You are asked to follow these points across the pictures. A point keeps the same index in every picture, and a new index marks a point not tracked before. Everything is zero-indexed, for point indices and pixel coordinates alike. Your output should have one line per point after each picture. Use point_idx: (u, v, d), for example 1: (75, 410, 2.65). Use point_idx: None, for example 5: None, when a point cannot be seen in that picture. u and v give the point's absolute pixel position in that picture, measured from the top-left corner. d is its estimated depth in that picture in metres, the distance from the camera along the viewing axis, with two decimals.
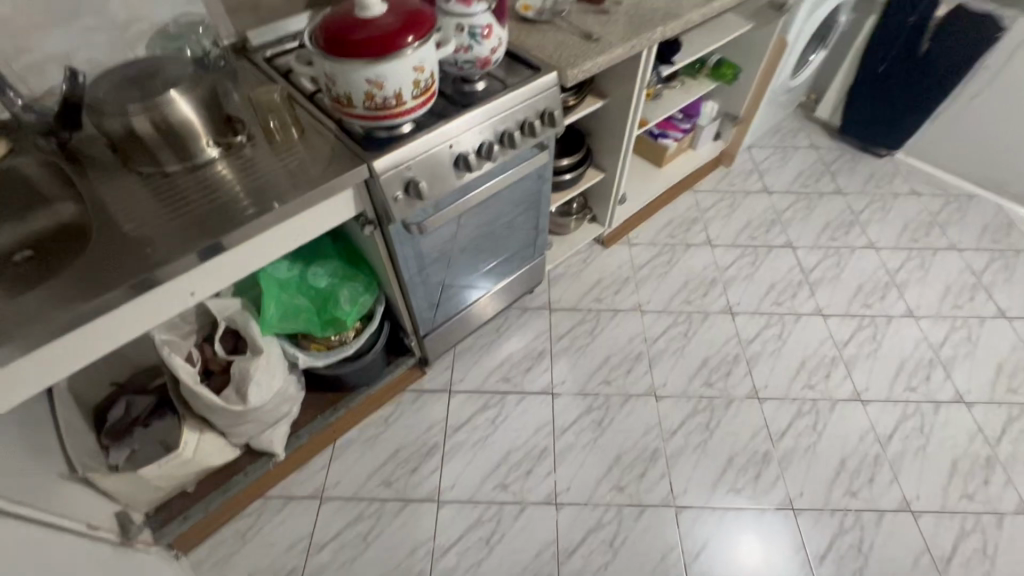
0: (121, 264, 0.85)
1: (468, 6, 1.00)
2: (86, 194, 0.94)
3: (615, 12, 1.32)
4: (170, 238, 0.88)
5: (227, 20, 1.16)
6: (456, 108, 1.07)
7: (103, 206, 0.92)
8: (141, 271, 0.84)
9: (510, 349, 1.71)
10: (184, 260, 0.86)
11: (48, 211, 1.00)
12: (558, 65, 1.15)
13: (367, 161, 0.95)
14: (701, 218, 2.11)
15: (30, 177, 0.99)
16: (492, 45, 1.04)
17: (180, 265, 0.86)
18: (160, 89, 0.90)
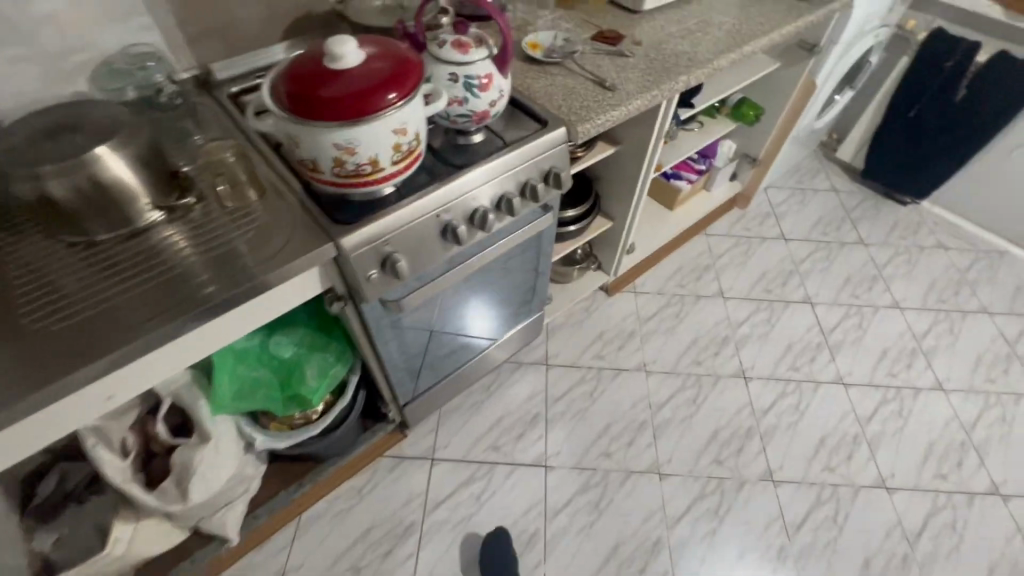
0: (25, 367, 0.69)
1: (464, 54, 0.85)
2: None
3: (633, 55, 1.17)
4: (93, 332, 0.72)
5: (186, 50, 1.01)
6: (447, 168, 0.92)
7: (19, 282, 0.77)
8: (50, 376, 0.68)
9: (501, 410, 1.55)
10: (105, 363, 0.70)
11: None
12: (567, 119, 1.00)
13: (336, 238, 0.80)
14: (713, 265, 1.96)
15: None
16: (492, 98, 0.89)
17: (100, 367, 0.70)
18: (82, 145, 0.73)
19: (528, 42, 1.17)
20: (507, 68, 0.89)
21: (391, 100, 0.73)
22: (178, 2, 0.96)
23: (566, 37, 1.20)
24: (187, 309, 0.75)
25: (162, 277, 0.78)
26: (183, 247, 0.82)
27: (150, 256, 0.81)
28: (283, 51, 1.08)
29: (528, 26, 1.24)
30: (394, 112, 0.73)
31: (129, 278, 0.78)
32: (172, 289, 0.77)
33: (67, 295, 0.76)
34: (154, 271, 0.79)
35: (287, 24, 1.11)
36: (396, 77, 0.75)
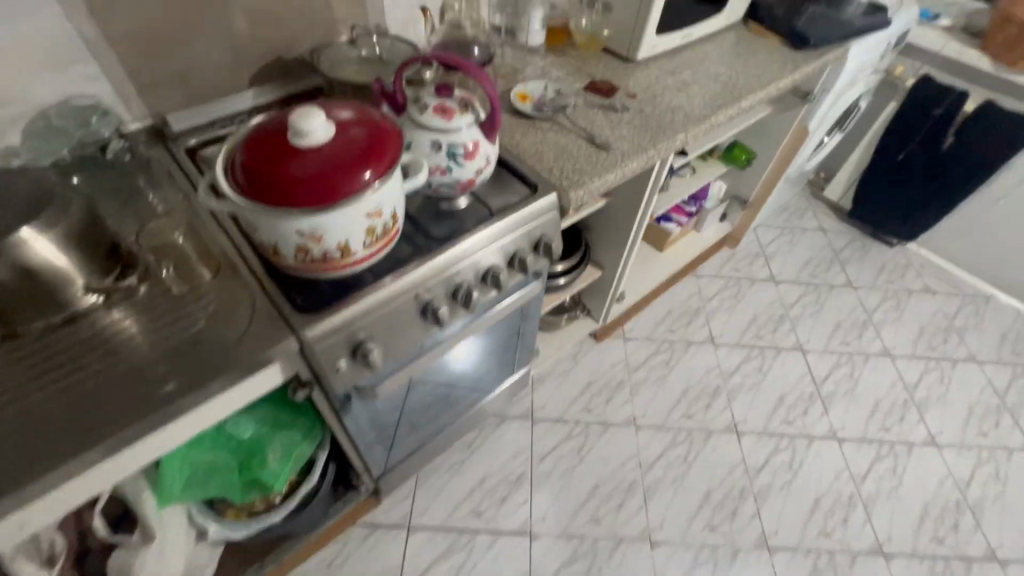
0: None
1: (448, 120, 0.77)
2: None
3: (628, 110, 1.11)
4: (15, 450, 0.62)
5: (140, 99, 0.91)
6: (428, 241, 0.84)
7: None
8: None
9: (484, 471, 1.46)
10: (30, 490, 0.59)
11: None
12: (558, 184, 0.93)
13: (300, 329, 0.71)
14: (703, 309, 1.91)
15: None
16: (478, 166, 0.81)
17: (23, 496, 0.59)
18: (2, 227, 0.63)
19: (517, 93, 1.10)
20: (495, 133, 0.81)
21: (365, 181, 0.65)
22: (130, 49, 0.87)
23: (557, 88, 1.13)
24: (125, 420, 0.65)
25: (102, 374, 0.68)
26: (123, 340, 0.71)
27: (83, 352, 0.70)
28: (250, 101, 1.01)
29: (516, 73, 1.17)
30: (368, 194, 0.65)
31: (56, 381, 0.67)
32: (107, 395, 0.67)
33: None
34: (87, 372, 0.68)
35: (255, 69, 1.02)
36: (371, 153, 0.67)
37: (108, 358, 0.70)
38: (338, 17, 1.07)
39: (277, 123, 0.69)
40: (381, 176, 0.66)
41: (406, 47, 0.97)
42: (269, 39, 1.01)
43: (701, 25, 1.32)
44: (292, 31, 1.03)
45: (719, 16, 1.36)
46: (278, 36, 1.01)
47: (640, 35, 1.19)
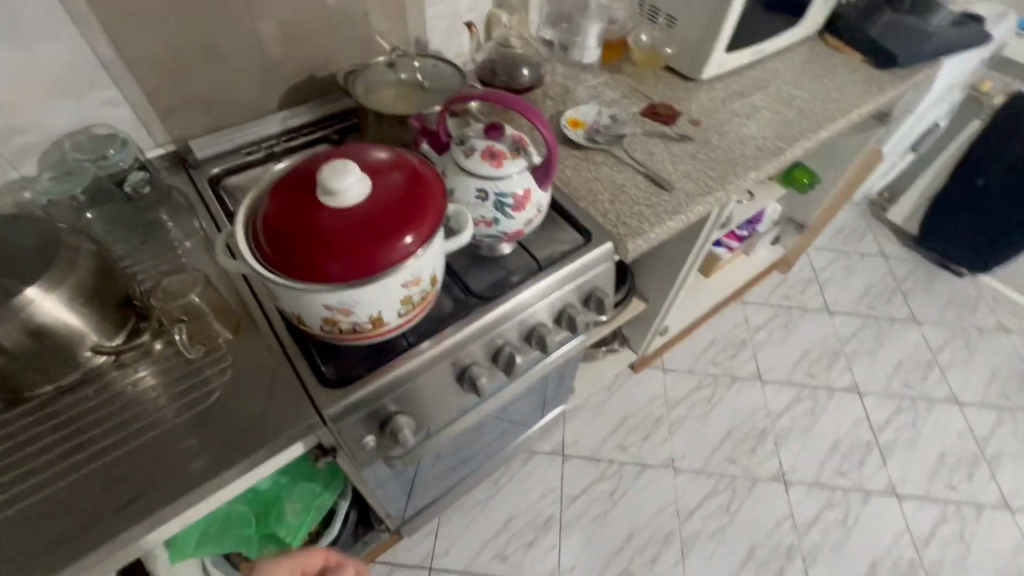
0: None
1: (497, 168, 0.68)
2: None
3: (691, 141, 0.99)
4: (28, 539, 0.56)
5: (162, 124, 0.85)
6: (468, 298, 0.75)
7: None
8: None
9: (511, 511, 1.38)
10: None
11: None
12: (615, 233, 0.83)
13: (324, 407, 0.63)
14: (750, 340, 1.77)
15: None
16: (527, 217, 0.72)
17: None
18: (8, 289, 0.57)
19: (568, 120, 0.99)
20: (548, 181, 0.71)
21: (404, 249, 0.57)
22: (152, 73, 0.80)
23: (612, 113, 1.02)
24: (138, 509, 0.58)
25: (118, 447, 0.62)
26: (135, 410, 0.65)
27: (90, 425, 0.63)
28: (279, 125, 0.94)
29: (566, 95, 1.06)
30: (407, 262, 0.57)
31: (58, 462, 0.60)
32: (115, 479, 0.60)
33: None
34: (94, 450, 0.62)
35: (285, 89, 0.94)
36: (411, 213, 0.58)
37: (126, 427, 0.63)
38: (375, 32, 0.98)
39: (305, 172, 0.60)
40: (422, 240, 0.58)
41: (449, 70, 0.88)
42: (300, 58, 0.93)
43: (773, 41, 1.18)
44: (326, 49, 0.94)
45: (794, 30, 1.21)
46: (310, 54, 0.93)
47: (706, 54, 1.06)
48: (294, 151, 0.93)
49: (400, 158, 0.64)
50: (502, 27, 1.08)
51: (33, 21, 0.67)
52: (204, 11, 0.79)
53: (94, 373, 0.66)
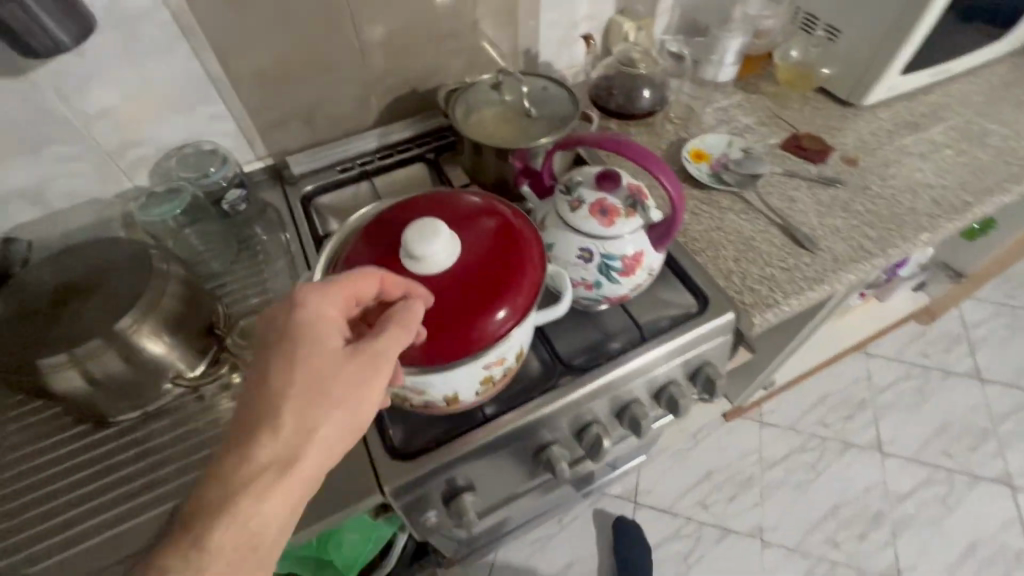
0: None
1: (607, 226, 0.57)
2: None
3: (843, 188, 0.81)
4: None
5: (264, 139, 0.84)
6: (556, 366, 0.65)
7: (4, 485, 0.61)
8: None
9: (573, 555, 1.30)
10: None
11: None
12: (737, 300, 0.69)
13: (383, 484, 0.57)
14: (872, 402, 1.51)
15: None
16: (636, 282, 0.61)
17: None
18: (101, 322, 0.57)
19: (690, 151, 0.85)
20: (666, 242, 0.59)
21: (493, 329, 0.51)
22: (257, 88, 0.78)
23: (745, 146, 0.86)
24: None
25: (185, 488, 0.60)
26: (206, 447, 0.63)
27: (165, 458, 0.62)
28: (375, 141, 0.90)
29: (691, 118, 0.92)
30: (495, 344, 0.52)
31: (135, 495, 0.60)
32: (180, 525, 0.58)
33: (53, 517, 0.58)
34: (168, 486, 0.60)
35: (385, 103, 0.90)
36: (502, 286, 0.52)
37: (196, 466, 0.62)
38: (482, 43, 0.90)
39: (387, 225, 0.55)
40: (513, 319, 0.52)
41: (560, 93, 0.78)
42: (403, 70, 0.87)
43: (966, 58, 0.94)
44: (431, 61, 0.88)
45: (997, 44, 0.96)
46: (413, 67, 0.87)
47: (874, 77, 0.87)
48: (388, 169, 0.88)
49: (488, 207, 0.57)
50: (623, 36, 0.96)
51: (148, 40, 0.67)
52: (312, 25, 0.75)
53: (177, 402, 0.66)
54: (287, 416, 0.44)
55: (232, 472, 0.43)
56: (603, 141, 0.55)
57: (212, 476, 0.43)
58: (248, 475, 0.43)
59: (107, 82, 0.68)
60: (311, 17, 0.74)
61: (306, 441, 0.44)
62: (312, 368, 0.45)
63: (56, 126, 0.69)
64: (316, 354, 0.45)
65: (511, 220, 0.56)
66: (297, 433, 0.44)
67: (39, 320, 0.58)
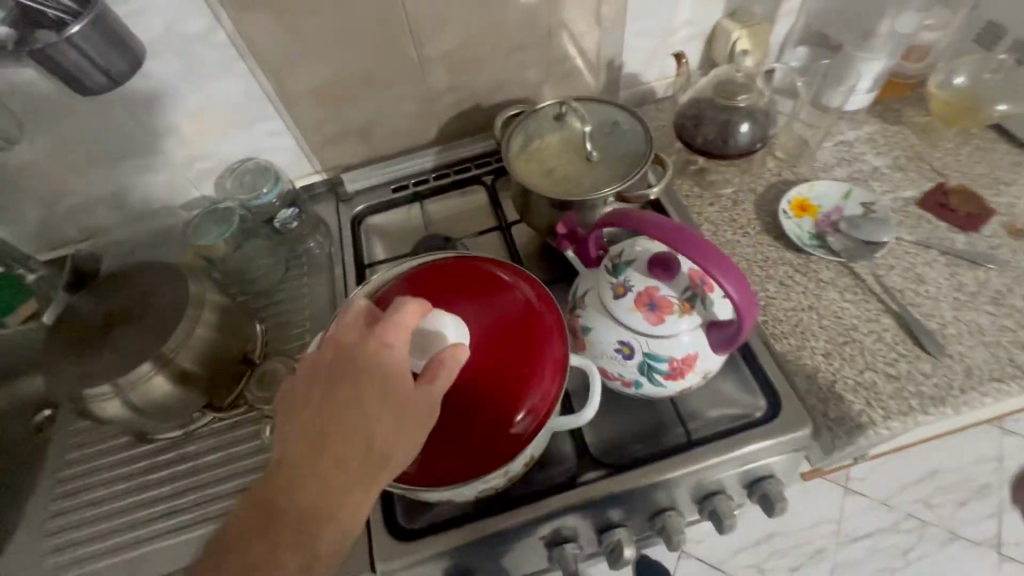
0: None
1: (654, 323, 0.48)
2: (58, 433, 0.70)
3: (998, 271, 0.62)
4: None
5: (321, 154, 0.82)
6: (582, 457, 0.57)
7: (61, 482, 0.66)
8: None
9: None
10: None
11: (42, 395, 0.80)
12: (816, 410, 0.56)
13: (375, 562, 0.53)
14: (998, 490, 1.25)
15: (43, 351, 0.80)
16: (683, 386, 0.51)
17: None
18: (137, 353, 0.59)
19: (791, 200, 0.70)
20: (728, 347, 0.48)
21: (507, 435, 0.47)
22: (313, 105, 0.75)
23: (867, 199, 0.69)
24: None
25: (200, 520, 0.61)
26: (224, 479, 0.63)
27: (189, 484, 0.63)
28: (432, 159, 0.85)
29: (801, 155, 0.76)
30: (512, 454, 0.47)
31: (158, 518, 0.61)
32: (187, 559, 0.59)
33: (93, 525, 0.62)
34: (188, 514, 0.61)
35: (446, 119, 0.84)
36: (518, 385, 0.48)
37: (213, 498, 0.62)
38: (557, 54, 0.80)
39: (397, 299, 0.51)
40: (529, 423, 0.47)
41: (632, 131, 0.68)
42: (466, 85, 0.80)
43: None
44: (497, 75, 0.80)
45: None
46: (478, 82, 0.80)
47: None
48: (442, 191, 0.83)
49: (515, 289, 0.52)
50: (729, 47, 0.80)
51: (206, 60, 0.66)
52: (368, 41, 0.70)
53: (215, 424, 0.67)
54: (378, 437, 0.41)
55: (318, 486, 0.40)
56: (659, 228, 0.45)
57: (310, 477, 0.40)
58: (353, 468, 0.40)
59: (170, 100, 0.69)
60: (368, 33, 0.69)
61: (387, 462, 0.42)
62: (399, 388, 0.42)
63: (127, 140, 0.71)
64: (406, 376, 0.43)
65: (532, 303, 0.52)
66: (381, 454, 0.41)
67: (91, 343, 0.61)
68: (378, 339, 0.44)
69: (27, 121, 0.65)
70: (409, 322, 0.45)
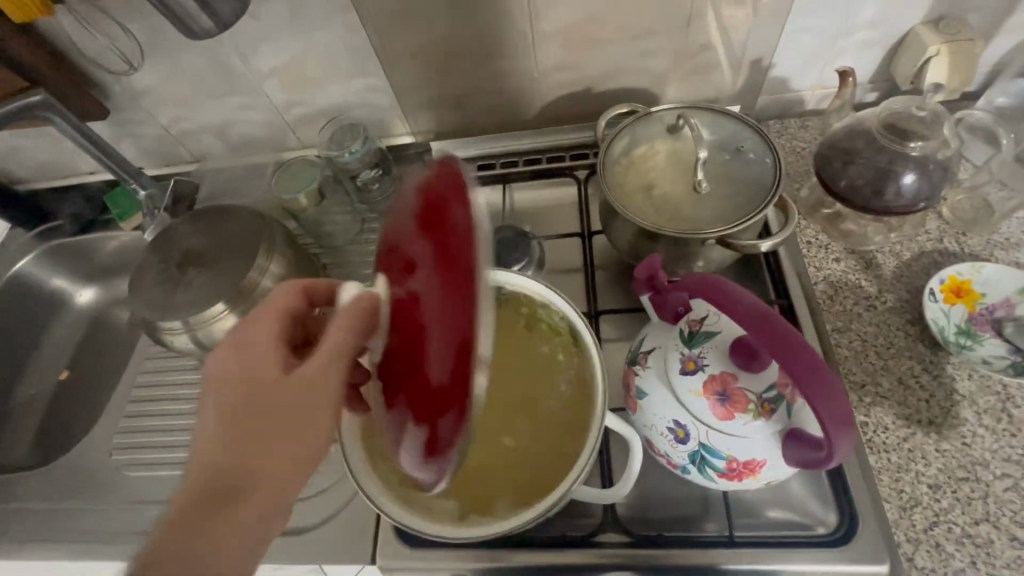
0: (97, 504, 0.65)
1: (721, 417, 0.40)
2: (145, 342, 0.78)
3: None
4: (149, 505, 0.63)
5: (415, 118, 0.78)
6: (609, 517, 0.52)
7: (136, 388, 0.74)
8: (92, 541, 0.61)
9: None
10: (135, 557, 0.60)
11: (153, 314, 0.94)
12: (901, 551, 0.46)
13: (378, 559, 0.53)
14: None
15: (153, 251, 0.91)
16: (740, 487, 0.44)
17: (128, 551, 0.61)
18: (210, 294, 0.62)
19: (945, 280, 0.56)
20: (802, 468, 0.39)
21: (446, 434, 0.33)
22: (413, 68, 0.71)
23: None
24: None
25: None
26: None
27: None
28: (527, 142, 0.79)
29: (977, 222, 0.60)
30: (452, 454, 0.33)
31: None
32: None
33: (153, 436, 0.69)
34: None
35: (551, 102, 0.76)
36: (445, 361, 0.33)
37: None
38: (692, 45, 0.69)
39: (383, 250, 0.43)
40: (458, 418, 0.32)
41: (758, 162, 0.57)
42: (578, 68, 0.71)
43: None
44: (615, 62, 0.71)
45: None
46: (593, 66, 0.71)
47: None
48: (531, 179, 0.77)
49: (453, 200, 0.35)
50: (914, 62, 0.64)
51: (314, 7, 0.65)
52: (476, 6, 0.64)
53: None
54: (241, 444, 0.38)
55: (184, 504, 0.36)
56: (753, 317, 0.36)
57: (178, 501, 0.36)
58: (214, 483, 0.37)
59: (277, 43, 0.69)
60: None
61: (253, 469, 0.37)
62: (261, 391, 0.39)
63: (236, 76, 0.73)
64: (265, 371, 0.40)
65: (463, 228, 0.33)
66: (247, 459, 0.37)
67: (173, 273, 0.65)
68: (242, 340, 0.42)
69: (148, 49, 0.68)
70: (274, 306, 0.44)
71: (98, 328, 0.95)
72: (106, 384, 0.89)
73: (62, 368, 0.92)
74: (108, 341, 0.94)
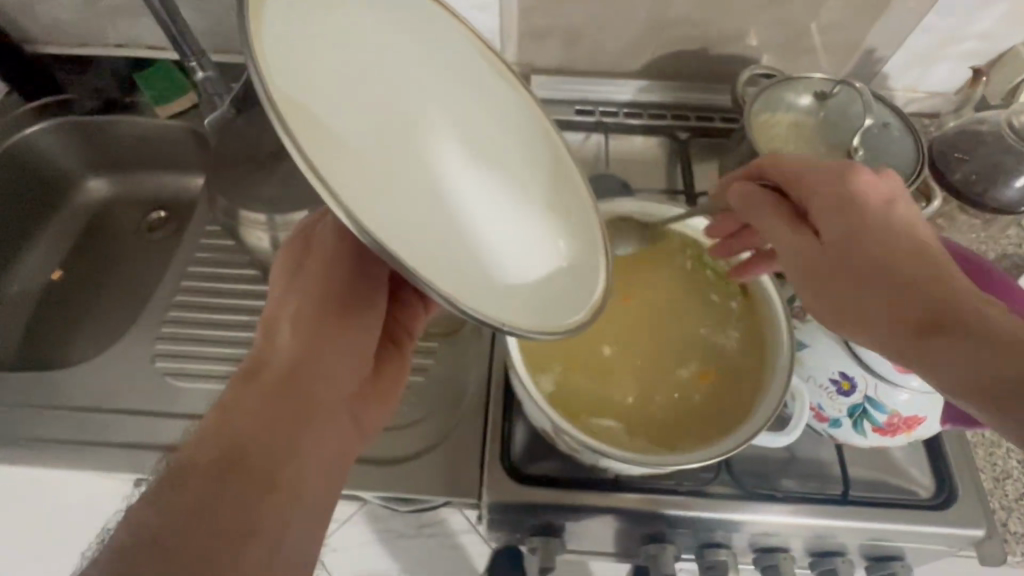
0: (138, 412, 0.57)
1: (899, 370, 0.41)
2: (185, 246, 0.69)
3: None
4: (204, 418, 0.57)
5: (516, 48, 0.74)
6: (723, 468, 0.53)
7: (175, 293, 0.66)
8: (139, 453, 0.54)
9: None
10: None
11: (173, 222, 0.83)
12: (996, 516, 0.51)
13: (487, 494, 0.51)
14: None
15: (182, 145, 0.81)
16: (892, 441, 0.45)
17: None
18: (306, 196, 0.56)
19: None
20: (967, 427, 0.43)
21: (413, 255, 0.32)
22: None
23: None
24: None
25: None
26: None
27: None
28: (627, 94, 0.77)
29: None
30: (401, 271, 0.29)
31: None
32: None
33: (198, 346, 0.62)
34: None
35: (659, 58, 0.74)
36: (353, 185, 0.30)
37: None
38: (813, 23, 0.70)
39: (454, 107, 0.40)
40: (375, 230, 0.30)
41: (901, 142, 0.58)
42: (703, 25, 0.70)
43: None
44: (735, 27, 0.70)
45: None
46: (713, 28, 0.70)
47: None
48: (630, 130, 0.75)
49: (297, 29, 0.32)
50: (988, 73, 0.71)
51: None
52: None
53: None
54: (265, 340, 0.39)
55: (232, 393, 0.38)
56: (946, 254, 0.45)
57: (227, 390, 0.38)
58: (249, 375, 0.38)
59: None
60: None
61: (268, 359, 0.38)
62: (283, 282, 0.41)
63: None
64: (280, 266, 0.41)
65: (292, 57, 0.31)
66: (266, 353, 0.38)
67: (256, 166, 0.58)
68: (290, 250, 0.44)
69: None
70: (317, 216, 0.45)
71: (101, 225, 0.83)
72: (113, 290, 0.78)
73: (57, 266, 0.80)
74: (114, 244, 0.82)
